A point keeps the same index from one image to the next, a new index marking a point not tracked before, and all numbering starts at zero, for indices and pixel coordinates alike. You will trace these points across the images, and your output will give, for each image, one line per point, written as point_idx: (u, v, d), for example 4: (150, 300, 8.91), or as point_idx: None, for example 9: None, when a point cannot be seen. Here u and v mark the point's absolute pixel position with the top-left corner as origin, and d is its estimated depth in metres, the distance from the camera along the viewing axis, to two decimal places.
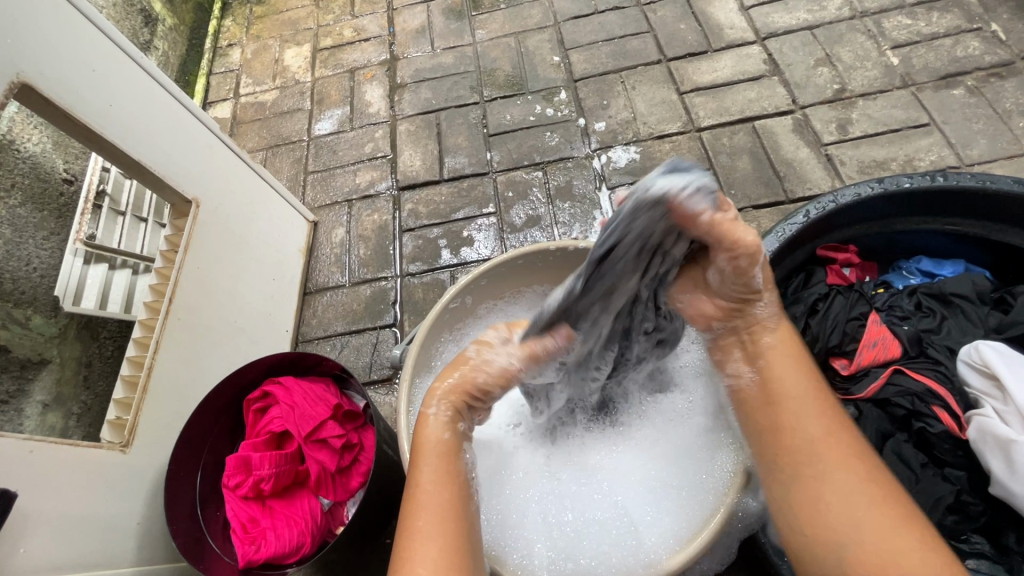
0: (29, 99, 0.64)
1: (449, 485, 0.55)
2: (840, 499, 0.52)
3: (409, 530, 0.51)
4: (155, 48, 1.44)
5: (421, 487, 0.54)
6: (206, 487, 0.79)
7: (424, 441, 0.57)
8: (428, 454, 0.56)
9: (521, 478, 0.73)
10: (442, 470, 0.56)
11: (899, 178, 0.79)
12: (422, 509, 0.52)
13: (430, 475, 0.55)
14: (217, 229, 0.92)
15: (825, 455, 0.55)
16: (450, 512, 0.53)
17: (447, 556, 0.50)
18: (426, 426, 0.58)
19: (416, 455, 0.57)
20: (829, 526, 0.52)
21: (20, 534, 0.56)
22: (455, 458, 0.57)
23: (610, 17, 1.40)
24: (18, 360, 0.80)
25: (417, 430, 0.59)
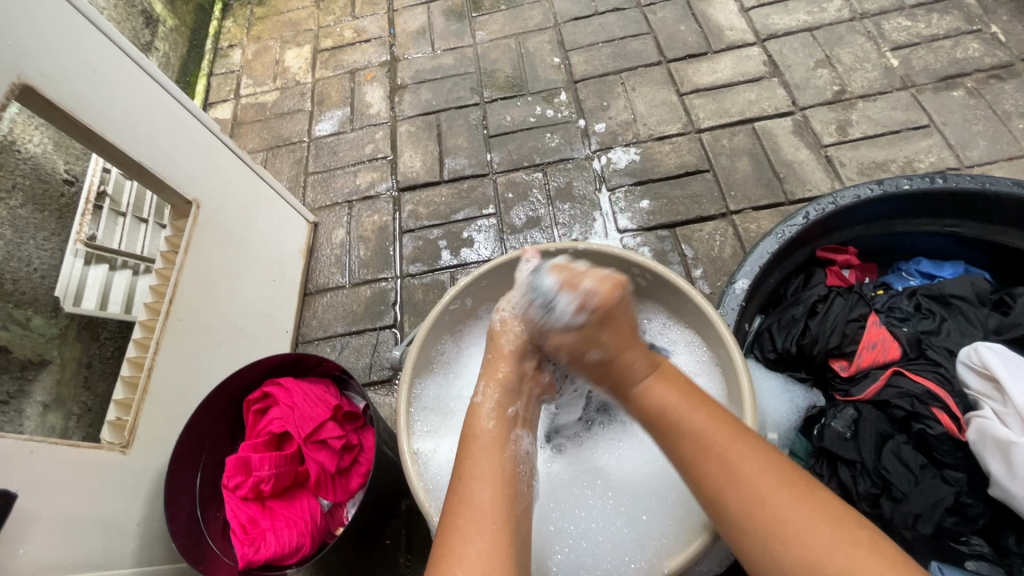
0: (30, 100, 0.64)
1: (498, 478, 0.56)
2: (770, 514, 0.50)
3: (460, 516, 0.53)
4: (156, 49, 1.44)
5: (472, 478, 0.56)
6: (206, 488, 0.79)
7: (475, 429, 0.61)
8: (479, 448, 0.59)
9: (540, 481, 0.74)
10: (492, 464, 0.58)
11: (898, 180, 0.79)
12: (473, 499, 0.54)
13: (481, 468, 0.57)
14: (217, 230, 0.92)
15: (743, 469, 0.52)
16: (500, 506, 0.54)
17: (494, 548, 0.51)
18: (478, 417, 0.62)
19: (468, 448, 0.60)
20: (771, 541, 0.49)
21: (21, 534, 0.56)
22: (504, 453, 0.59)
23: (610, 19, 1.40)
24: (19, 361, 0.80)
25: (472, 421, 0.62)
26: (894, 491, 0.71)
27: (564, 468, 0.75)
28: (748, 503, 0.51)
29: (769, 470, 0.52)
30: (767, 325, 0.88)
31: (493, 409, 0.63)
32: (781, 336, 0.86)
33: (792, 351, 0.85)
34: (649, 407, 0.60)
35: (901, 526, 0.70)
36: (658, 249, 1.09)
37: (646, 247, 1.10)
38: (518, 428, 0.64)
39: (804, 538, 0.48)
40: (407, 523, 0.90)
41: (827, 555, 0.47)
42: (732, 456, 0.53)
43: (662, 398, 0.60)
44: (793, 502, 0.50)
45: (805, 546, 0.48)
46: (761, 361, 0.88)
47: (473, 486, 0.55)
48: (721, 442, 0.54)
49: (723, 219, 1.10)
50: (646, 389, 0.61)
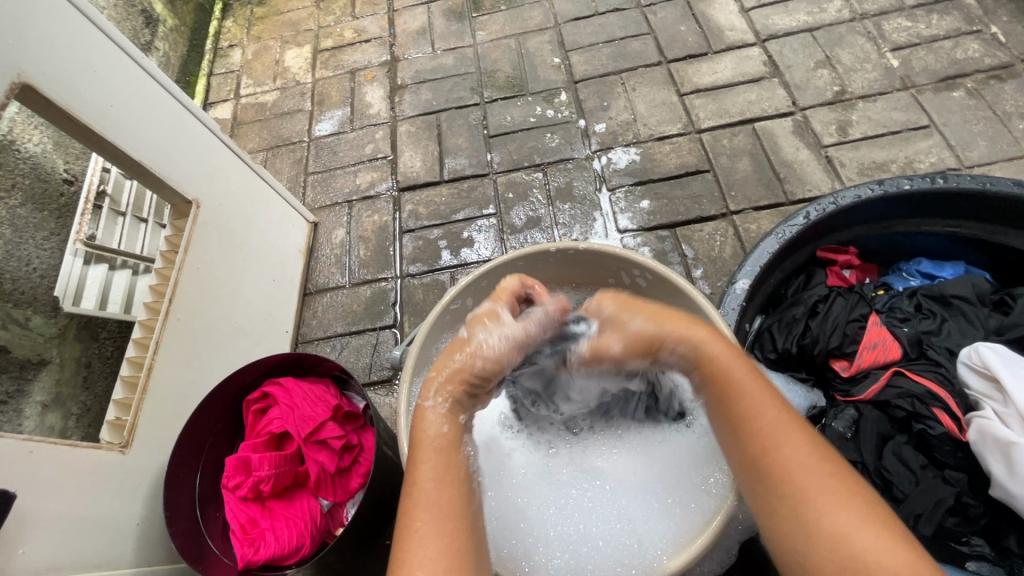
0: (31, 100, 0.64)
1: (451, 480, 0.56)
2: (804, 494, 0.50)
3: (414, 523, 0.52)
4: (156, 49, 1.44)
5: (423, 482, 0.54)
6: (205, 488, 0.79)
7: (422, 437, 0.57)
8: (426, 449, 0.57)
9: (519, 479, 0.73)
10: (442, 466, 0.56)
11: (899, 180, 0.79)
12: (422, 503, 0.53)
13: (432, 470, 0.56)
14: (217, 229, 0.92)
15: (790, 451, 0.52)
16: (453, 506, 0.54)
17: (451, 549, 0.51)
18: (424, 422, 0.58)
19: (417, 452, 0.57)
20: (800, 521, 0.49)
21: (20, 534, 0.56)
22: (455, 453, 0.58)
23: (610, 19, 1.40)
24: (18, 361, 0.80)
25: (416, 429, 0.58)
26: (894, 491, 0.71)
27: (562, 468, 0.75)
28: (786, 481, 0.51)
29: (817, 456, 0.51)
30: (767, 326, 0.88)
31: (444, 413, 0.59)
32: (781, 336, 0.86)
33: (793, 352, 0.85)
34: (716, 371, 0.57)
35: None
36: (658, 249, 1.09)
37: (646, 247, 1.10)
38: (467, 432, 0.62)
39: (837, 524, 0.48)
40: None
41: (857, 540, 0.47)
42: (780, 437, 0.53)
43: (727, 363, 0.57)
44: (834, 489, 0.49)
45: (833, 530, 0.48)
46: (761, 361, 0.88)
47: (424, 491, 0.54)
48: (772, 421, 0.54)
49: (724, 220, 1.10)
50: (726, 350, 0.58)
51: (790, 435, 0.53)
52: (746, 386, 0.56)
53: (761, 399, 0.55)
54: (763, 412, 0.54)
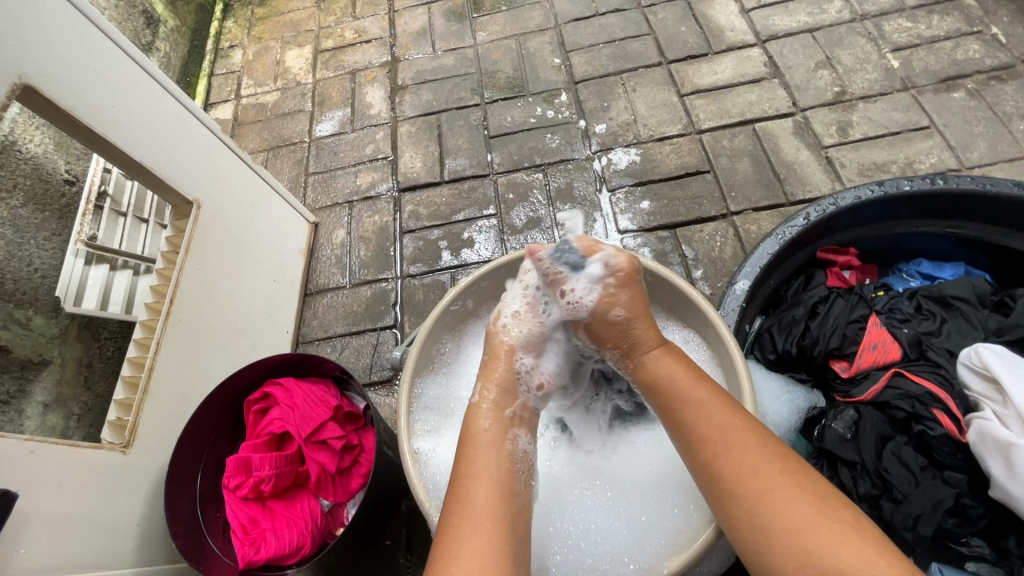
0: (33, 101, 0.65)
1: (496, 479, 0.57)
2: (770, 500, 0.51)
3: (455, 517, 0.53)
4: (157, 50, 1.45)
5: (469, 478, 0.56)
6: (206, 489, 0.79)
7: (473, 429, 0.62)
8: (478, 448, 0.59)
9: (539, 479, 0.74)
10: (489, 464, 0.58)
11: (899, 181, 0.79)
12: (469, 500, 0.55)
13: (483, 468, 0.57)
14: (217, 230, 0.92)
15: (744, 456, 0.53)
16: (497, 505, 0.54)
17: (492, 547, 0.51)
18: (475, 418, 0.63)
19: (466, 448, 0.60)
20: (762, 530, 0.50)
21: (21, 534, 0.56)
22: (502, 451, 0.60)
23: (611, 19, 1.40)
24: (19, 361, 0.80)
25: (470, 422, 0.62)
26: (894, 492, 0.71)
27: (563, 469, 0.75)
28: (757, 488, 0.51)
29: (773, 457, 0.53)
30: (767, 326, 0.89)
31: (490, 408, 0.63)
32: (781, 337, 0.86)
33: (793, 353, 0.85)
34: (658, 380, 0.61)
35: (902, 528, 0.70)
36: (658, 250, 1.09)
37: (647, 247, 1.10)
38: (517, 428, 0.63)
39: (798, 530, 0.49)
40: (407, 523, 0.91)
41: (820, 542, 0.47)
42: (733, 442, 0.54)
43: (671, 377, 0.61)
44: (795, 494, 0.50)
45: (799, 532, 0.49)
46: (761, 362, 0.88)
47: (470, 486, 0.56)
48: (726, 427, 0.55)
49: (724, 220, 1.10)
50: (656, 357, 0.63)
51: (744, 438, 0.54)
52: (691, 397, 0.58)
53: (711, 405, 0.57)
54: (711, 417, 0.56)
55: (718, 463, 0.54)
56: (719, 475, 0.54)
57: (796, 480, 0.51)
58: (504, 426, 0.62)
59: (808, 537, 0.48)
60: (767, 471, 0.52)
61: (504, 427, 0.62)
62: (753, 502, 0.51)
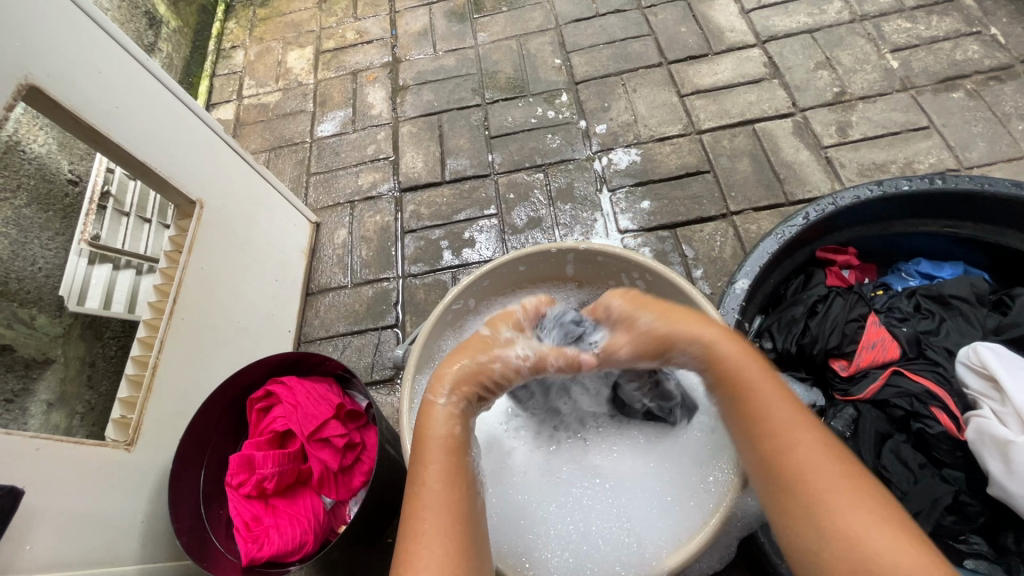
0: (38, 102, 0.65)
1: (457, 481, 0.55)
2: (821, 496, 0.49)
3: (416, 528, 0.52)
4: (159, 50, 1.45)
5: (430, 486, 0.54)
6: (210, 487, 0.80)
7: (428, 433, 0.58)
8: (434, 450, 0.57)
9: (517, 477, 0.74)
10: (446, 470, 0.55)
11: (898, 180, 0.80)
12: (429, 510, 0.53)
13: (439, 472, 0.55)
14: (220, 229, 0.92)
15: (804, 453, 0.52)
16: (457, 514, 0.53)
17: (449, 562, 0.49)
18: (430, 418, 0.58)
19: (422, 451, 0.57)
20: (811, 527, 0.49)
21: (26, 531, 0.57)
22: (461, 457, 0.58)
23: (611, 20, 1.41)
24: (23, 360, 0.81)
25: (424, 423, 0.58)
26: (893, 490, 0.72)
27: (560, 466, 0.75)
28: (808, 486, 0.50)
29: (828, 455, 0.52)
30: (767, 325, 0.89)
31: (452, 414, 0.59)
32: (781, 336, 0.87)
33: (792, 351, 0.85)
34: (727, 373, 0.59)
35: None
36: (658, 249, 1.09)
37: (647, 247, 1.10)
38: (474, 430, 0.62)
39: (851, 530, 0.47)
40: None
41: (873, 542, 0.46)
42: (792, 439, 0.53)
43: (739, 363, 0.58)
44: (847, 492, 0.49)
45: (850, 528, 0.47)
46: None
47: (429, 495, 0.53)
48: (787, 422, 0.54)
49: (724, 220, 1.11)
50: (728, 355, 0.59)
51: (806, 434, 0.53)
52: (757, 390, 0.56)
53: (776, 400, 0.55)
54: (775, 411, 0.55)
55: (778, 455, 0.53)
56: (774, 468, 0.53)
57: (852, 478, 0.50)
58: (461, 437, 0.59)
59: (860, 537, 0.47)
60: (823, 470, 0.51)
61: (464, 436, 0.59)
62: (804, 497, 0.50)
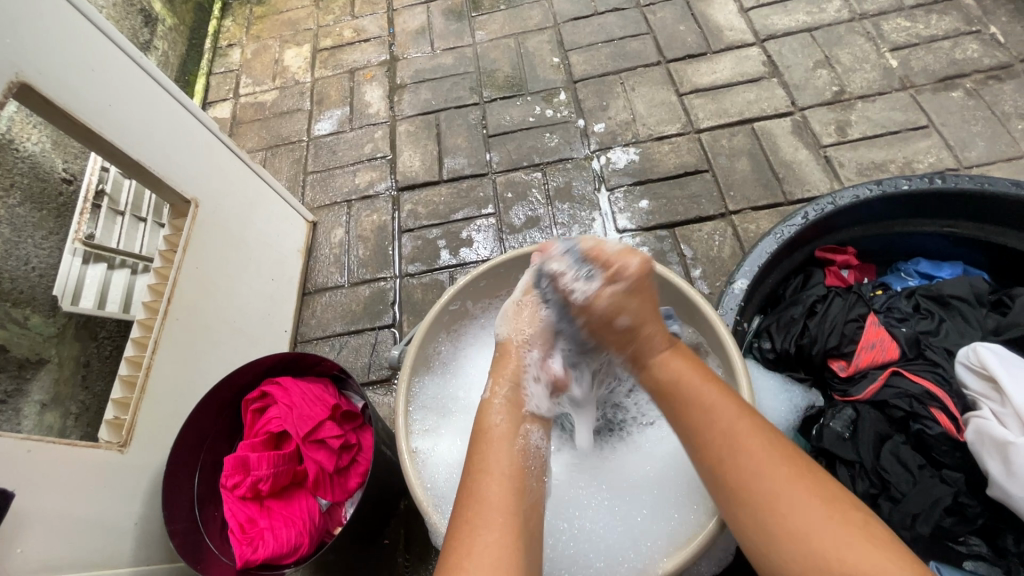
0: (30, 100, 0.65)
1: (511, 474, 0.55)
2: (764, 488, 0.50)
3: (469, 509, 0.52)
4: (155, 48, 1.44)
5: (483, 474, 0.55)
6: (204, 488, 0.79)
7: (485, 425, 0.60)
8: (491, 444, 0.58)
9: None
10: (501, 458, 0.56)
11: (897, 180, 0.79)
12: (483, 496, 0.53)
13: (493, 463, 0.56)
14: (215, 229, 0.91)
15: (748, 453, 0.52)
16: (510, 500, 0.53)
17: (504, 541, 0.49)
18: (488, 413, 0.61)
19: (479, 444, 0.58)
20: (760, 525, 0.50)
21: (18, 533, 0.56)
22: (514, 448, 0.58)
23: (610, 19, 1.40)
24: (17, 360, 0.80)
25: (482, 417, 0.61)
26: (893, 491, 0.71)
27: (562, 468, 0.75)
28: (755, 486, 0.51)
29: (770, 450, 0.52)
30: (766, 325, 0.89)
31: (503, 405, 0.62)
32: (779, 337, 0.86)
33: (791, 352, 0.84)
34: (663, 381, 0.61)
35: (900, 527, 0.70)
36: (657, 249, 1.09)
37: (645, 246, 1.10)
38: (529, 423, 0.62)
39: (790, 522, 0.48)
40: (405, 523, 0.90)
41: (807, 526, 0.47)
42: (736, 448, 0.53)
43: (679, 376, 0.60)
44: (783, 471, 0.51)
45: (809, 533, 0.47)
46: (760, 362, 0.88)
47: (482, 481, 0.54)
48: (731, 423, 0.54)
49: (722, 219, 1.10)
50: (660, 361, 0.62)
51: (740, 433, 0.54)
52: (695, 402, 0.57)
53: (728, 420, 0.55)
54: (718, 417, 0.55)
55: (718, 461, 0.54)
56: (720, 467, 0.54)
57: (795, 469, 0.51)
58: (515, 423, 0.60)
59: (796, 528, 0.48)
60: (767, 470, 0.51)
61: (517, 424, 0.60)
62: (748, 500, 0.51)
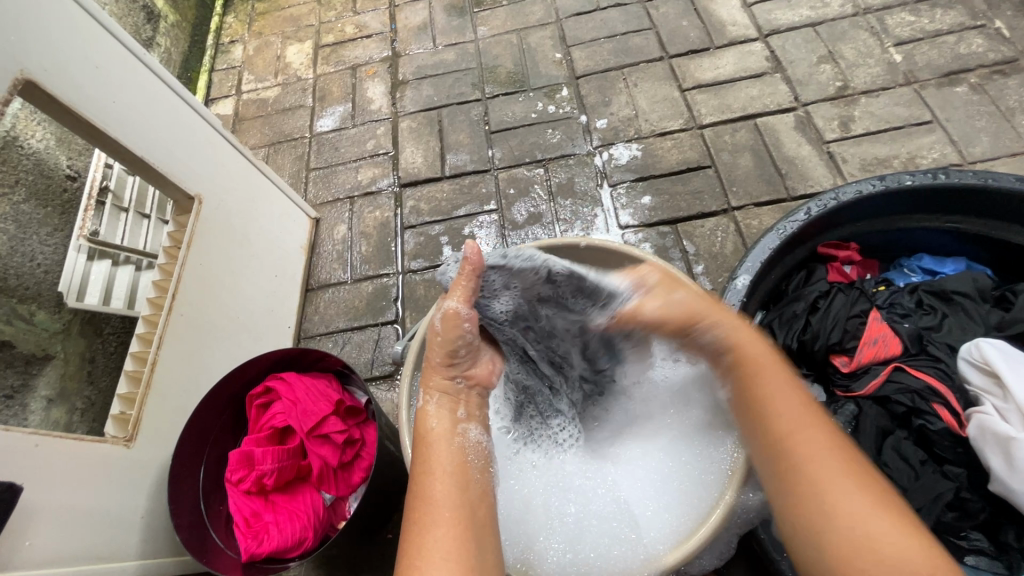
0: (35, 97, 0.65)
1: (453, 469, 0.54)
2: (819, 477, 0.47)
3: (418, 511, 0.50)
4: (157, 45, 1.45)
5: (424, 471, 0.54)
6: (209, 484, 0.80)
7: (424, 430, 0.58)
8: (431, 443, 0.56)
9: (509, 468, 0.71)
10: (443, 454, 0.55)
11: (901, 175, 0.79)
12: (428, 493, 0.52)
13: (435, 460, 0.55)
14: (218, 226, 0.92)
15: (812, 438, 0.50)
16: (456, 494, 0.52)
17: (455, 535, 0.48)
18: (426, 418, 0.59)
19: (420, 447, 0.57)
20: (817, 519, 0.47)
21: (26, 527, 0.57)
22: (454, 444, 0.57)
23: (612, 14, 1.40)
24: (23, 355, 0.81)
25: (418, 424, 0.59)
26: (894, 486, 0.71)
27: (568, 458, 0.74)
28: (805, 464, 0.48)
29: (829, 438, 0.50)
30: (768, 321, 0.88)
31: (439, 410, 0.60)
32: (782, 332, 0.86)
33: (793, 347, 0.84)
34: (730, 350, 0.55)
35: None
36: (659, 245, 1.09)
37: (647, 242, 1.10)
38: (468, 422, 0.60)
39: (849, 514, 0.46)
40: None
41: (874, 525, 0.45)
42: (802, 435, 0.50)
43: (744, 348, 0.55)
44: (845, 473, 0.47)
45: (866, 531, 0.45)
46: None
47: (423, 480, 0.53)
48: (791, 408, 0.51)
49: (725, 215, 1.10)
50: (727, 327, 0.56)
51: (805, 421, 0.50)
52: (768, 387, 0.52)
53: (779, 391, 0.52)
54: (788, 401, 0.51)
55: (780, 435, 0.50)
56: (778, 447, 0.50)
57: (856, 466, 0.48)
58: (455, 420, 0.59)
59: (868, 533, 0.45)
60: (827, 456, 0.48)
61: (455, 421, 0.59)
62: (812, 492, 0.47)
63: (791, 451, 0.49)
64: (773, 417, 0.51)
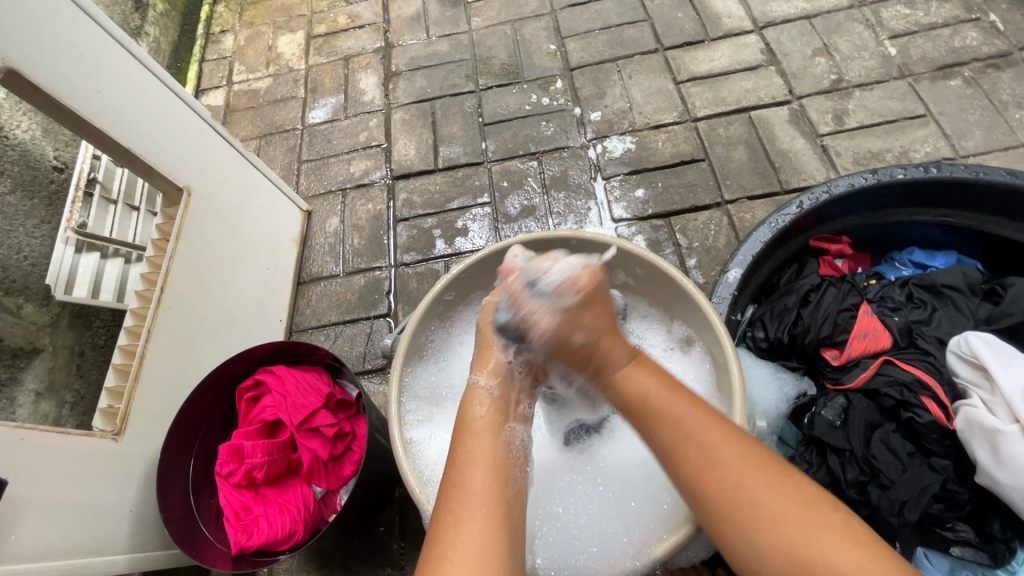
0: (18, 85, 0.64)
1: (492, 464, 0.54)
2: (728, 493, 0.50)
3: (450, 504, 0.51)
4: (146, 34, 1.45)
5: (463, 464, 0.54)
6: (199, 476, 0.79)
7: (468, 416, 0.59)
8: (475, 433, 0.57)
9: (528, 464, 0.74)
10: (482, 450, 0.55)
11: (893, 169, 0.79)
12: (464, 486, 0.52)
13: (476, 453, 0.55)
14: (207, 217, 0.91)
15: (670, 416, 0.55)
16: (494, 491, 0.52)
17: (488, 536, 0.48)
18: (472, 402, 0.60)
19: (462, 437, 0.57)
20: (764, 539, 0.48)
21: (13, 520, 0.57)
22: (497, 439, 0.57)
23: (607, 5, 1.39)
24: (11, 349, 0.80)
25: (464, 409, 0.60)
26: (882, 478, 0.71)
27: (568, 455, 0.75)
28: (727, 491, 0.50)
29: (747, 459, 0.51)
30: (760, 315, 0.89)
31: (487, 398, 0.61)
32: (773, 326, 0.86)
33: (784, 341, 0.85)
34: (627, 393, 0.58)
35: (888, 513, 0.70)
36: (652, 238, 1.09)
37: (641, 236, 1.10)
38: (513, 420, 0.61)
39: (772, 518, 0.48)
40: (401, 510, 0.90)
41: (797, 539, 0.47)
42: (711, 449, 0.52)
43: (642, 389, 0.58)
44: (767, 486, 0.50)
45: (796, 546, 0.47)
46: (752, 350, 0.88)
47: (464, 473, 0.53)
48: (701, 432, 0.53)
49: (718, 209, 1.10)
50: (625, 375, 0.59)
51: (725, 452, 0.52)
52: (665, 420, 0.55)
53: (681, 423, 0.54)
54: (666, 407, 0.56)
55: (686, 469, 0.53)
56: (692, 473, 0.53)
57: (761, 466, 0.51)
58: (498, 415, 0.60)
59: (798, 547, 0.47)
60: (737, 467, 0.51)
61: (500, 417, 0.59)
62: (734, 512, 0.50)
63: (717, 480, 0.51)
64: (682, 443, 0.54)
